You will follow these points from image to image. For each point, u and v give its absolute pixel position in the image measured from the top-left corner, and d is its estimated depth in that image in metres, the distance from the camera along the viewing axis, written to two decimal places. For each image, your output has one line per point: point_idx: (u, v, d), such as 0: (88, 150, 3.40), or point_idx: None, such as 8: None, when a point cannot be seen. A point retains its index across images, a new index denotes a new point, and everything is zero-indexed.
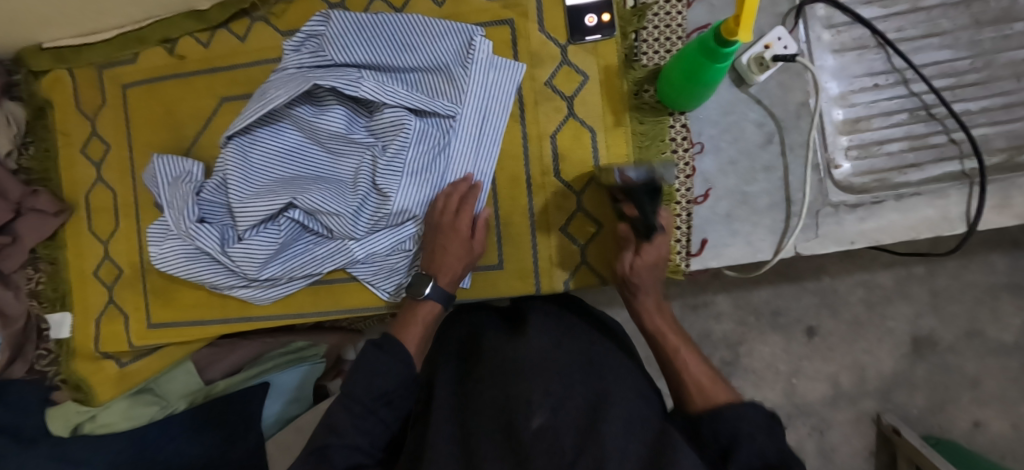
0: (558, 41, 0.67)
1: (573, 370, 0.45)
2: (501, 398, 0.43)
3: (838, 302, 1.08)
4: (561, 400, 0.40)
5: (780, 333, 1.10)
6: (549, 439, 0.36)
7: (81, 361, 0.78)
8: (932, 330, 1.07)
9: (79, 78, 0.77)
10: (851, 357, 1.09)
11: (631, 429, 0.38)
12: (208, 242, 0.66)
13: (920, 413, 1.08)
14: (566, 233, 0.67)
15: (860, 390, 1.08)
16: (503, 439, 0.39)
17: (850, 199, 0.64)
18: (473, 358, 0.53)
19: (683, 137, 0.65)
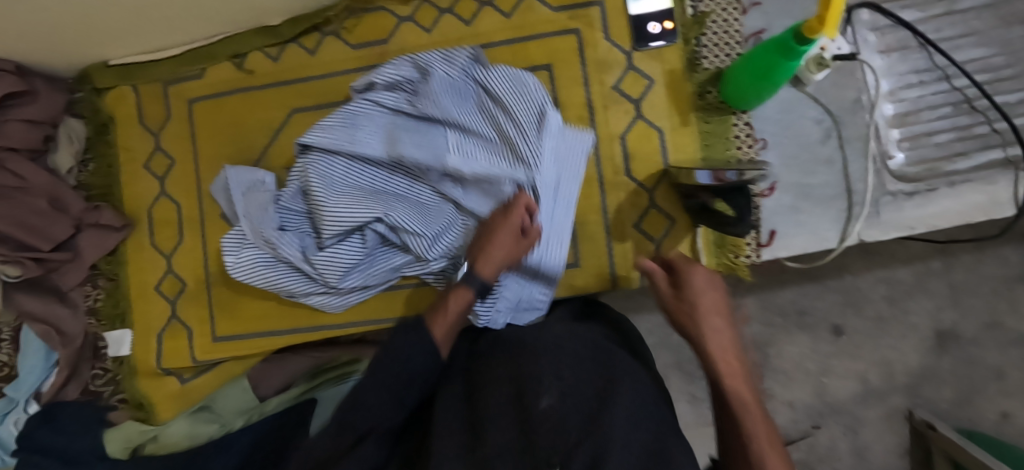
0: (623, 48, 0.70)
1: (584, 359, 0.45)
2: (515, 382, 0.43)
3: (862, 299, 1.04)
4: (571, 386, 0.40)
5: (808, 332, 1.05)
6: (555, 420, 0.36)
7: (142, 378, 0.77)
8: (954, 324, 1.03)
9: (142, 93, 0.78)
10: (878, 353, 1.04)
11: (641, 417, 0.37)
12: (290, 250, 0.66)
13: (950, 407, 1.03)
14: (640, 229, 0.70)
15: (889, 386, 1.03)
16: (512, 420, 0.38)
17: (906, 188, 0.68)
18: (487, 353, 0.53)
19: (747, 134, 0.69)
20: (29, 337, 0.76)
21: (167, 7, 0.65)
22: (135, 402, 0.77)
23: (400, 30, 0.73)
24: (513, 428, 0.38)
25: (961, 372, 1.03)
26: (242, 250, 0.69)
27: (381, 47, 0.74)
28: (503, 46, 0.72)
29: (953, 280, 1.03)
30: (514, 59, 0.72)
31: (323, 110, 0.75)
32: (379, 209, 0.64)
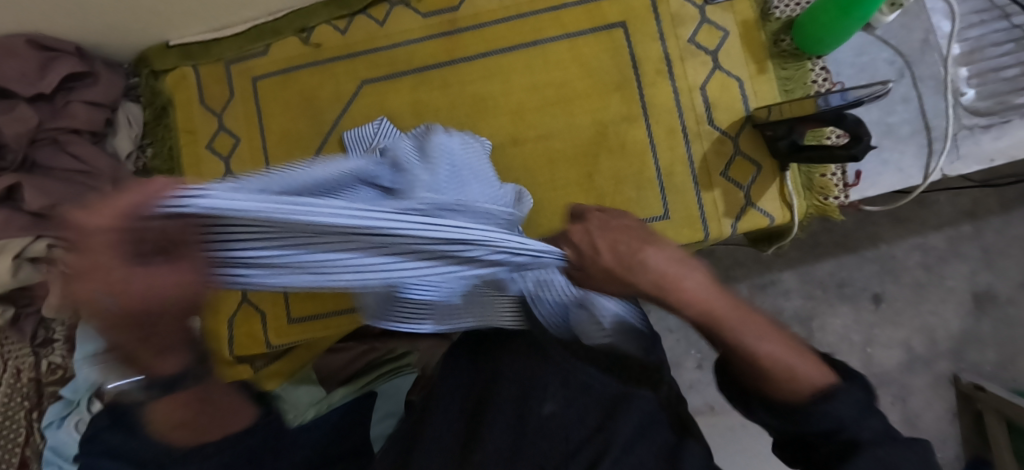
0: (695, 3, 0.72)
1: (589, 356, 0.47)
2: (525, 382, 0.46)
3: (899, 267, 1.00)
4: (577, 395, 0.45)
5: (850, 303, 1.00)
6: (558, 429, 0.43)
7: (214, 369, 0.73)
8: (990, 285, 0.98)
9: (203, 74, 0.76)
10: (918, 319, 0.99)
11: (646, 422, 0.43)
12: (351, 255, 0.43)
13: (996, 369, 0.97)
14: (727, 176, 0.69)
15: (933, 352, 0.98)
16: (516, 421, 0.44)
17: (982, 122, 0.70)
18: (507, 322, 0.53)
19: (825, 78, 0.69)
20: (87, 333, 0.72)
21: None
22: None
23: None
24: (514, 430, 0.44)
25: (1004, 335, 0.97)
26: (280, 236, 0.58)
27: (452, 14, 0.74)
28: (575, 7, 0.73)
29: (985, 242, 0.98)
30: (590, 21, 0.72)
31: (394, 79, 0.74)
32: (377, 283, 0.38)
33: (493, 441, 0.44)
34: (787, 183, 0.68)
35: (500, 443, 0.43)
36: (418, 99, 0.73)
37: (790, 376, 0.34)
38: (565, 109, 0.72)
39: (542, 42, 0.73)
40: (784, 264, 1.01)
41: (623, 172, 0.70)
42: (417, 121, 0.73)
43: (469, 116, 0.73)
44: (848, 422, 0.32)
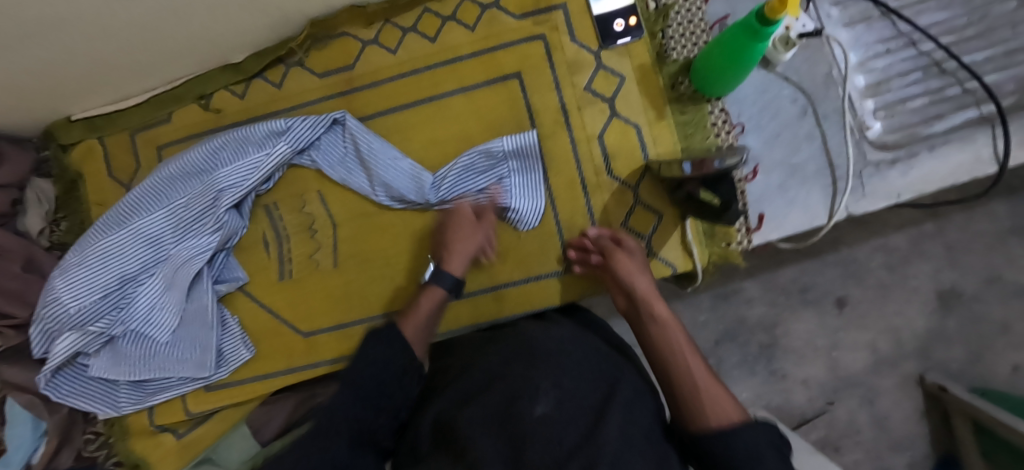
0: (591, 48, 0.70)
1: (583, 367, 0.47)
2: (515, 388, 0.43)
3: (862, 270, 0.95)
4: (568, 396, 0.42)
5: (813, 308, 0.95)
6: (548, 428, 0.38)
7: (136, 438, 0.74)
8: (954, 283, 0.95)
9: (111, 145, 0.76)
10: (885, 320, 0.95)
11: (634, 432, 0.40)
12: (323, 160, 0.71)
13: (964, 366, 0.95)
14: (628, 227, 0.69)
15: (899, 353, 0.95)
16: (500, 427, 0.40)
17: (887, 157, 0.69)
18: (496, 353, 0.52)
19: (723, 121, 0.69)
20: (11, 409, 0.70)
21: (139, 53, 0.65)
22: (131, 463, 0.74)
23: (366, 54, 0.73)
24: (497, 447, 0.38)
25: (970, 332, 0.95)
26: (89, 236, 0.69)
27: (349, 72, 0.73)
28: (471, 59, 0.71)
29: (948, 239, 0.95)
30: (487, 72, 0.71)
31: None
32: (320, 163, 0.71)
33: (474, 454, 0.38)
34: (689, 232, 0.68)
35: (492, 457, 0.37)
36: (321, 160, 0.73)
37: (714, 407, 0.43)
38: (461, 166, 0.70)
39: (439, 96, 0.72)
40: (745, 273, 0.96)
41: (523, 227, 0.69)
42: (320, 184, 0.73)
43: None
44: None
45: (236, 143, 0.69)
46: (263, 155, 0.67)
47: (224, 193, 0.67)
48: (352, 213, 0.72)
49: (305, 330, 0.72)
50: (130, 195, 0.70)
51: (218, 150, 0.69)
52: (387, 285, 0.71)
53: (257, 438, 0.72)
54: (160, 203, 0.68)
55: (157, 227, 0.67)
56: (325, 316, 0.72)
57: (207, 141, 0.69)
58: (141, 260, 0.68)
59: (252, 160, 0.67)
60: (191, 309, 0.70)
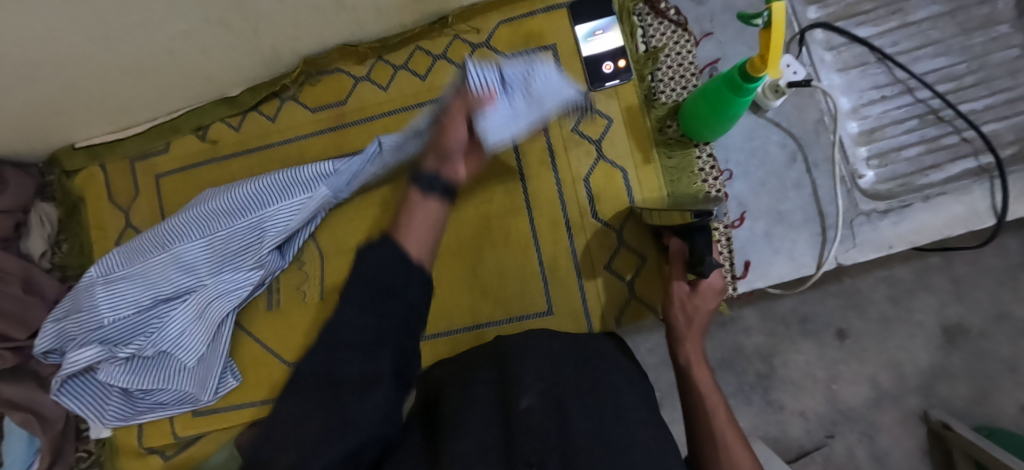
0: (579, 89, 0.70)
1: (566, 367, 0.53)
2: (507, 391, 0.48)
3: (864, 301, 0.89)
4: (549, 389, 0.49)
5: (813, 339, 0.90)
6: (535, 414, 0.44)
7: (126, 459, 0.77)
8: (960, 319, 0.88)
9: (112, 171, 0.79)
10: (885, 354, 0.89)
11: (620, 418, 0.47)
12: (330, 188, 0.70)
13: (968, 405, 0.86)
14: (611, 270, 0.69)
15: (902, 389, 0.88)
16: (497, 416, 0.45)
17: (879, 207, 0.68)
18: (486, 352, 0.59)
19: (711, 166, 0.68)
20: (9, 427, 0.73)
21: (138, 89, 0.67)
22: None
23: (357, 90, 0.74)
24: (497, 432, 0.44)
25: (977, 370, 0.87)
26: (127, 258, 0.72)
27: (340, 107, 0.74)
28: None
29: (954, 273, 0.88)
30: None
31: None
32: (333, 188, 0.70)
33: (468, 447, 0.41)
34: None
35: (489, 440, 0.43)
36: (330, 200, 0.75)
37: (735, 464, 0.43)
38: None
39: None
40: (742, 300, 0.91)
41: (506, 266, 0.70)
42: None
43: (360, 212, 0.74)
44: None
45: (284, 184, 0.71)
46: (307, 199, 0.69)
47: (268, 232, 0.70)
48: (340, 247, 0.74)
49: (290, 359, 0.73)
50: (173, 221, 0.72)
51: (266, 190, 0.71)
52: None
53: (245, 459, 0.75)
54: (202, 232, 0.70)
55: (196, 255, 0.70)
56: (310, 347, 0.73)
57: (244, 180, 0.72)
58: (176, 285, 0.70)
59: (297, 202, 0.69)
60: (219, 333, 0.73)
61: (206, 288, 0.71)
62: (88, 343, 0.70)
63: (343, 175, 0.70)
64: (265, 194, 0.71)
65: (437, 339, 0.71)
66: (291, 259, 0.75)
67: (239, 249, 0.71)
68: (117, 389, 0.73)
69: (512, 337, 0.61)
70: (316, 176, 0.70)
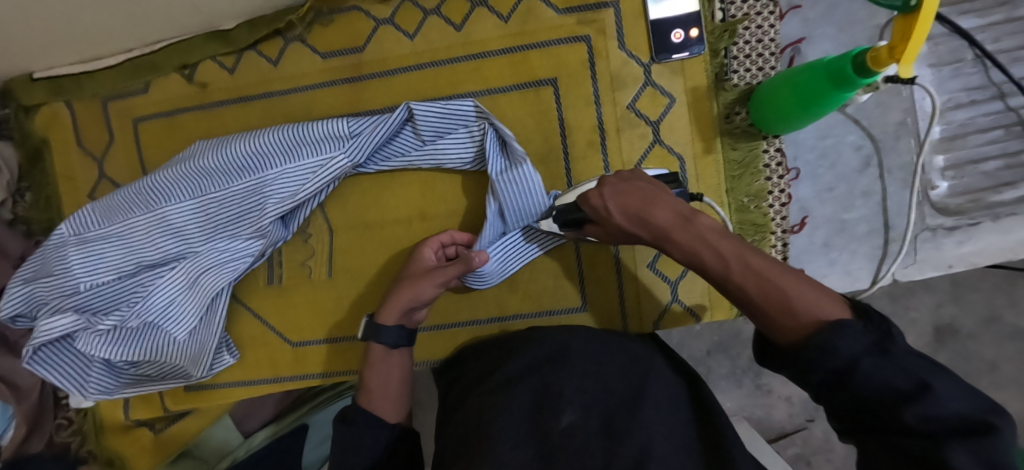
0: (640, 60, 0.61)
1: (611, 361, 0.44)
2: (549, 389, 0.41)
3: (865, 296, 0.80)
4: (596, 401, 0.40)
5: None
6: (578, 441, 0.36)
7: (111, 433, 0.72)
8: (954, 318, 0.79)
9: (79, 111, 0.67)
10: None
11: (676, 442, 0.39)
12: (344, 158, 0.60)
13: None
14: (654, 270, 0.63)
15: None
16: (531, 434, 0.38)
17: (947, 222, 0.63)
18: (510, 344, 0.50)
19: (777, 163, 0.61)
20: None
21: (113, 14, 0.55)
22: (103, 459, 0.71)
23: (377, 36, 0.62)
24: (526, 453, 0.37)
25: (961, 370, 0.79)
26: (102, 214, 0.63)
27: (356, 56, 0.63)
28: (498, 56, 0.61)
29: (956, 274, 0.78)
30: (515, 75, 0.61)
31: None
32: (350, 156, 0.60)
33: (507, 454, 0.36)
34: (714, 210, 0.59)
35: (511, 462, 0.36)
36: (349, 179, 0.65)
37: (781, 310, 0.32)
38: (474, 189, 0.63)
39: (458, 97, 0.62)
40: None
41: (541, 259, 0.64)
42: None
43: (374, 184, 0.65)
44: (906, 385, 0.26)
45: (289, 143, 0.61)
46: (319, 162, 0.60)
47: (270, 198, 0.60)
48: (351, 221, 0.65)
49: (293, 340, 0.67)
50: (158, 176, 0.62)
51: (269, 148, 0.61)
52: None
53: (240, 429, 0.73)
54: (193, 192, 0.61)
55: (187, 218, 0.61)
56: (316, 329, 0.66)
57: (247, 135, 0.62)
58: (163, 250, 0.61)
59: (306, 166, 0.60)
60: (210, 308, 0.64)
61: (201, 256, 0.62)
62: (60, 309, 0.61)
63: (359, 141, 0.60)
64: (268, 153, 0.61)
65: (459, 330, 0.65)
66: (295, 230, 0.66)
67: (236, 214, 0.61)
68: (98, 359, 0.65)
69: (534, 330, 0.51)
70: (328, 138, 0.61)
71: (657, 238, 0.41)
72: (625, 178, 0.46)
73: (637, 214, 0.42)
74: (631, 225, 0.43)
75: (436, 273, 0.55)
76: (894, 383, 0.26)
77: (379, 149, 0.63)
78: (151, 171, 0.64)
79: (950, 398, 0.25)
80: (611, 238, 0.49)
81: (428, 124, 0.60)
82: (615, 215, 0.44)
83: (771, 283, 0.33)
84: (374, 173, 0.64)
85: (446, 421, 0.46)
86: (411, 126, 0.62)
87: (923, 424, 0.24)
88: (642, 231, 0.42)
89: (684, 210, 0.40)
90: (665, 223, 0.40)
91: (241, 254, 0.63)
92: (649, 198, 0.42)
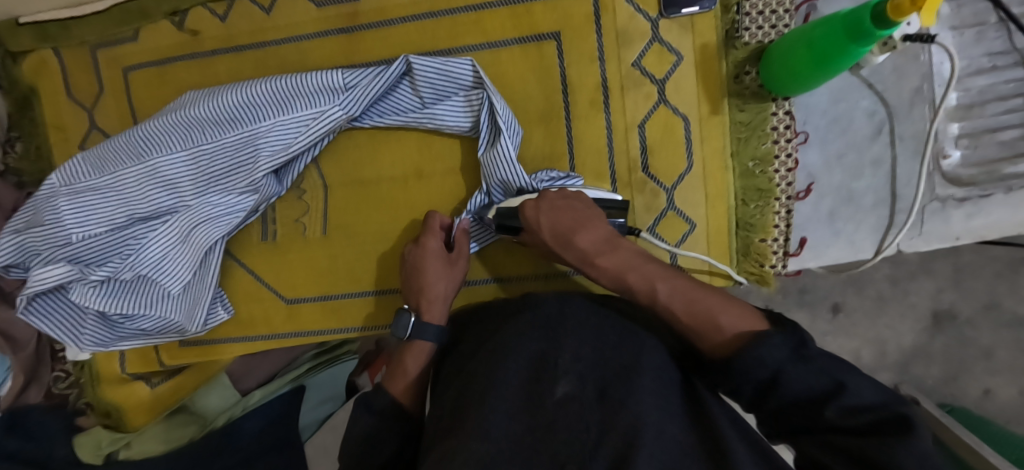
0: (648, 15, 0.58)
1: (608, 333, 0.42)
2: (544, 358, 0.39)
3: (864, 279, 0.79)
4: (591, 370, 0.38)
5: (807, 311, 0.82)
6: (572, 410, 0.34)
7: (107, 385, 0.72)
8: (952, 303, 0.78)
9: (68, 60, 0.65)
10: (872, 330, 0.81)
11: (666, 406, 0.36)
12: (338, 110, 0.58)
13: (936, 385, 0.80)
14: (654, 234, 0.61)
15: (880, 366, 0.81)
16: (521, 405, 0.36)
17: (958, 193, 0.61)
18: (504, 310, 0.49)
19: (786, 126, 0.58)
20: None
21: None
22: (102, 409, 0.72)
23: None
24: (519, 423, 0.34)
25: (954, 355, 0.79)
26: (91, 164, 0.61)
27: (352, 4, 0.60)
28: (500, 8, 0.59)
29: (960, 260, 0.77)
30: (518, 28, 0.59)
31: None
32: (344, 108, 0.58)
33: (495, 422, 0.34)
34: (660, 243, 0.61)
35: (499, 428, 0.34)
36: (346, 136, 0.63)
37: (710, 328, 0.37)
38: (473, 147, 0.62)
39: (458, 51, 0.60)
40: None
41: None
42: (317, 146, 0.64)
43: (369, 141, 0.63)
44: (826, 384, 0.30)
45: (283, 95, 0.59)
46: (313, 115, 0.58)
47: (262, 151, 0.59)
48: (347, 177, 0.64)
49: (288, 296, 0.67)
50: (149, 125, 0.61)
51: (261, 99, 0.59)
52: (382, 263, 0.64)
53: (236, 387, 0.73)
54: (184, 143, 0.59)
55: (179, 171, 0.60)
56: (311, 286, 0.66)
57: (238, 85, 0.60)
58: (155, 203, 0.61)
59: (299, 119, 0.59)
60: (205, 263, 0.64)
61: (194, 211, 0.61)
62: (53, 260, 0.61)
63: (353, 93, 0.58)
64: (261, 106, 0.59)
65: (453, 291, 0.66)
66: (289, 186, 0.64)
67: (228, 168, 0.60)
68: (93, 312, 0.65)
69: (522, 301, 0.49)
70: (322, 91, 0.59)
71: (584, 259, 0.50)
72: (565, 196, 0.54)
73: (566, 235, 0.51)
74: (560, 246, 0.51)
75: (459, 260, 0.58)
76: (817, 384, 0.30)
77: (374, 104, 0.61)
78: (142, 121, 0.63)
79: (861, 391, 0.29)
80: (539, 250, 0.56)
81: (427, 77, 0.58)
82: (546, 231, 0.52)
83: (696, 302, 0.40)
84: (370, 127, 0.63)
85: (444, 382, 0.45)
86: (409, 80, 0.60)
87: (848, 419, 0.29)
88: (568, 252, 0.51)
89: (608, 236, 0.49)
90: (592, 248, 0.49)
91: (234, 210, 0.62)
92: (580, 222, 0.51)
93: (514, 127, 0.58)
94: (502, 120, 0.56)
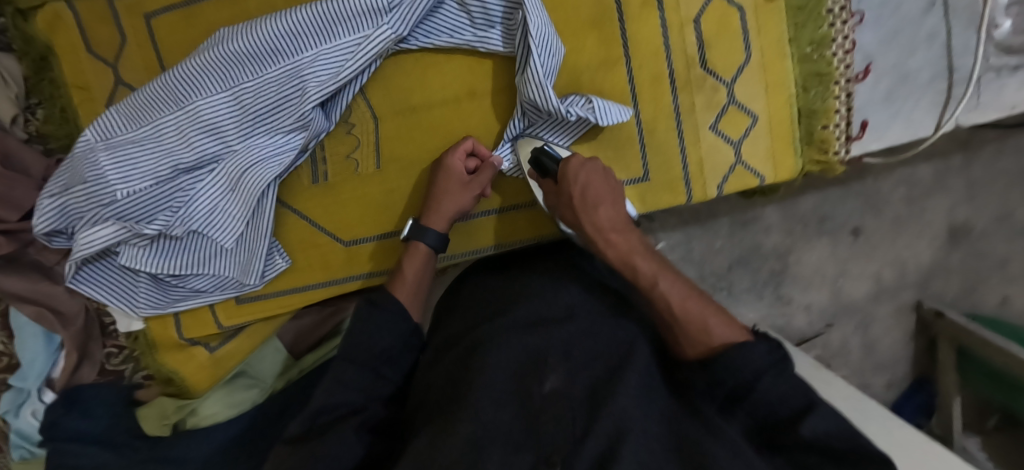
0: None
1: (600, 330, 0.44)
2: (534, 354, 0.41)
3: (880, 201, 0.90)
4: (579, 369, 0.39)
5: (825, 239, 0.90)
6: (561, 404, 0.36)
7: (164, 353, 0.68)
8: None
9: (82, 10, 0.61)
10: (891, 252, 0.93)
11: (649, 395, 0.37)
12: (389, 28, 0.55)
13: (957, 297, 0.96)
14: (717, 131, 0.61)
15: (900, 283, 0.94)
16: (511, 398, 0.37)
17: (1011, 62, 0.61)
18: (494, 307, 0.50)
19: (842, 7, 0.57)
20: (21, 321, 0.65)
21: None
22: (163, 378, 0.69)
23: None
24: (508, 415, 0.36)
25: (972, 265, 0.94)
26: (125, 117, 0.57)
27: None
28: None
29: None
30: None
31: None
32: (392, 26, 0.56)
33: (489, 419, 0.35)
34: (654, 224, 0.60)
35: (497, 421, 0.35)
36: (390, 63, 0.61)
37: (699, 329, 0.41)
38: None
39: None
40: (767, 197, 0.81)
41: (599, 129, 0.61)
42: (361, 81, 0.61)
43: (415, 66, 0.61)
44: (798, 402, 0.33)
45: (324, 19, 0.56)
46: (358, 40, 0.56)
47: (308, 82, 0.56)
48: (396, 106, 0.62)
49: (346, 239, 0.66)
50: (183, 67, 0.57)
51: (302, 26, 0.56)
52: None
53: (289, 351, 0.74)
54: (225, 83, 0.56)
55: (221, 113, 0.57)
56: (371, 223, 0.65)
57: (275, 15, 0.57)
58: (199, 151, 0.57)
59: (344, 45, 0.56)
60: (257, 212, 0.61)
61: (241, 156, 0.58)
62: (99, 220, 0.57)
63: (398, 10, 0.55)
64: (302, 36, 0.57)
65: (516, 211, 0.66)
66: (337, 122, 0.62)
67: (274, 104, 0.57)
68: (145, 275, 0.62)
69: (509, 292, 0.52)
70: (366, 14, 0.57)
71: (597, 228, 0.51)
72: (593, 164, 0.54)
73: (590, 199, 0.52)
74: (578, 209, 0.52)
75: (475, 185, 0.58)
76: (788, 399, 0.33)
77: (420, 24, 0.58)
78: (172, 67, 0.59)
79: (830, 419, 0.32)
80: (554, 205, 0.56)
81: None
82: (576, 187, 0.52)
83: (690, 304, 0.43)
84: (416, 50, 0.60)
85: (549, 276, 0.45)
86: None
87: (814, 439, 0.31)
88: (584, 217, 0.52)
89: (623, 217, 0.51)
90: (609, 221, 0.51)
91: (283, 152, 0.60)
92: (602, 194, 0.52)
93: (551, 49, 0.55)
94: (537, 47, 0.53)
